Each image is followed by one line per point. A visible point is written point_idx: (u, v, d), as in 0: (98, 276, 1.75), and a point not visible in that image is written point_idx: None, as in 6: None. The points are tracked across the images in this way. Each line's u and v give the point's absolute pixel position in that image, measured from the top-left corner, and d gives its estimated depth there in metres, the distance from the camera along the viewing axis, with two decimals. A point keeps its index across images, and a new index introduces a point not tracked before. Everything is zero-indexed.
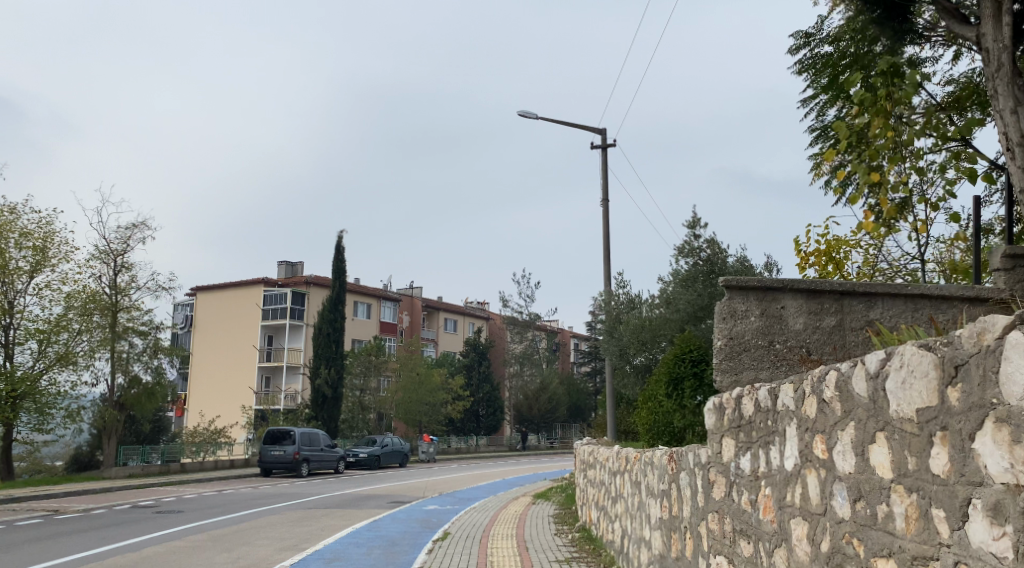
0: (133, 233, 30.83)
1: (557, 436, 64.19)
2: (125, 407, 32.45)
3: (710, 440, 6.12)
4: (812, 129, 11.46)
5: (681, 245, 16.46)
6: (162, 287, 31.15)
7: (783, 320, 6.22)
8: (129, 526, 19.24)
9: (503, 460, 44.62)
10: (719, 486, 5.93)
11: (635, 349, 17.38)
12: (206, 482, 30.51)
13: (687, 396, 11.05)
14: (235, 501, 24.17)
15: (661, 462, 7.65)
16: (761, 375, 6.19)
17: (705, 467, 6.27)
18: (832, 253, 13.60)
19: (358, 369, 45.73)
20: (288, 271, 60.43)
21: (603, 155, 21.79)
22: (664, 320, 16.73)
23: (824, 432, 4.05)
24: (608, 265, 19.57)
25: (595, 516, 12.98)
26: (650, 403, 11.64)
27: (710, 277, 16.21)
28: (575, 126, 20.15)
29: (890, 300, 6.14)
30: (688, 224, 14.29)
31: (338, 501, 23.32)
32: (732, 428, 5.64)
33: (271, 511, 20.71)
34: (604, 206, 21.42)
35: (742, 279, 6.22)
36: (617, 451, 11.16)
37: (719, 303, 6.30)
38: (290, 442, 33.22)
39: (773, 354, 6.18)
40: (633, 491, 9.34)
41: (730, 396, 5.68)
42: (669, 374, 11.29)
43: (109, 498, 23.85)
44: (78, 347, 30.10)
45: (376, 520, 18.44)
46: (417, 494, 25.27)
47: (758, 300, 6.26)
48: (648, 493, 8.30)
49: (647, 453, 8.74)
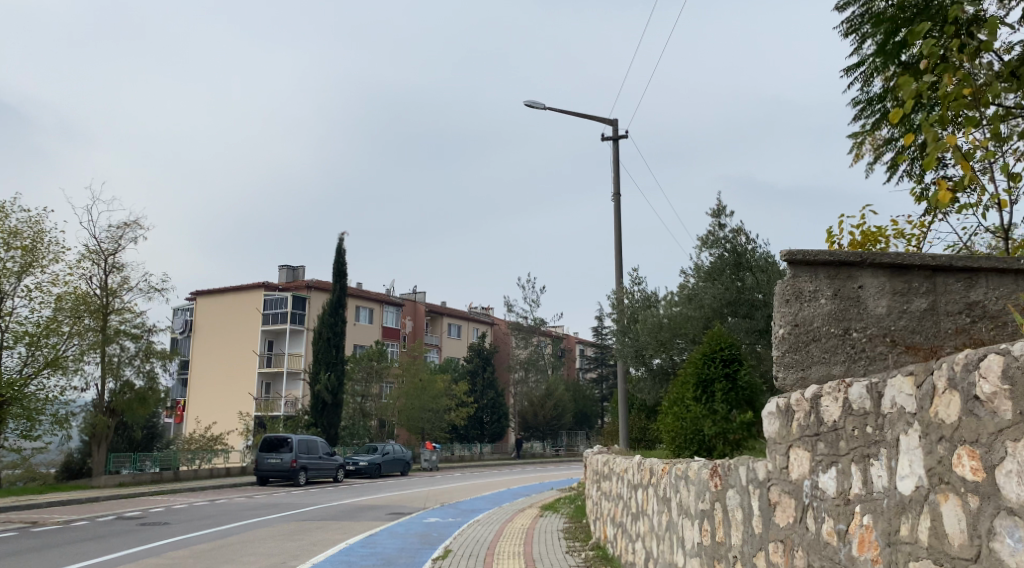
0: (124, 231, 29.73)
1: (563, 444, 62.44)
2: (116, 413, 31.24)
3: (772, 453, 4.93)
4: (856, 102, 10.33)
5: (704, 236, 15.29)
6: (156, 289, 30.11)
7: (861, 302, 5.02)
8: (110, 539, 18.02)
9: (509, 468, 43.37)
10: (785, 509, 4.74)
11: (653, 349, 16.03)
12: (199, 491, 29.29)
13: (719, 402, 9.83)
14: (227, 512, 22.89)
15: (701, 477, 6.45)
16: (834, 372, 4.99)
17: (762, 484, 5.10)
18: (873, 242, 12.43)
19: (360, 375, 44.32)
20: (289, 275, 59.18)
21: (615, 147, 20.59)
22: (686, 318, 15.43)
23: (976, 446, 2.87)
24: (620, 263, 18.32)
25: (610, 534, 11.80)
26: (673, 409, 10.37)
27: (738, 269, 15.04)
28: (584, 116, 19.04)
29: (996, 277, 4.91)
30: (712, 212, 13.01)
31: (335, 512, 22.07)
32: (807, 438, 4.44)
33: (263, 523, 19.48)
34: (615, 200, 20.32)
35: (809, 251, 5.05)
36: (638, 463, 9.96)
37: (779, 283, 5.13)
38: (287, 450, 32.03)
39: (850, 345, 4.99)
40: (660, 510, 8.19)
41: (802, 397, 4.54)
42: (697, 375, 10.10)
43: (94, 509, 22.63)
44: (68, 351, 28.96)
45: (371, 535, 17.16)
46: (418, 505, 24.01)
47: (829, 278, 5.08)
48: (682, 511, 7.10)
49: (678, 465, 7.55)
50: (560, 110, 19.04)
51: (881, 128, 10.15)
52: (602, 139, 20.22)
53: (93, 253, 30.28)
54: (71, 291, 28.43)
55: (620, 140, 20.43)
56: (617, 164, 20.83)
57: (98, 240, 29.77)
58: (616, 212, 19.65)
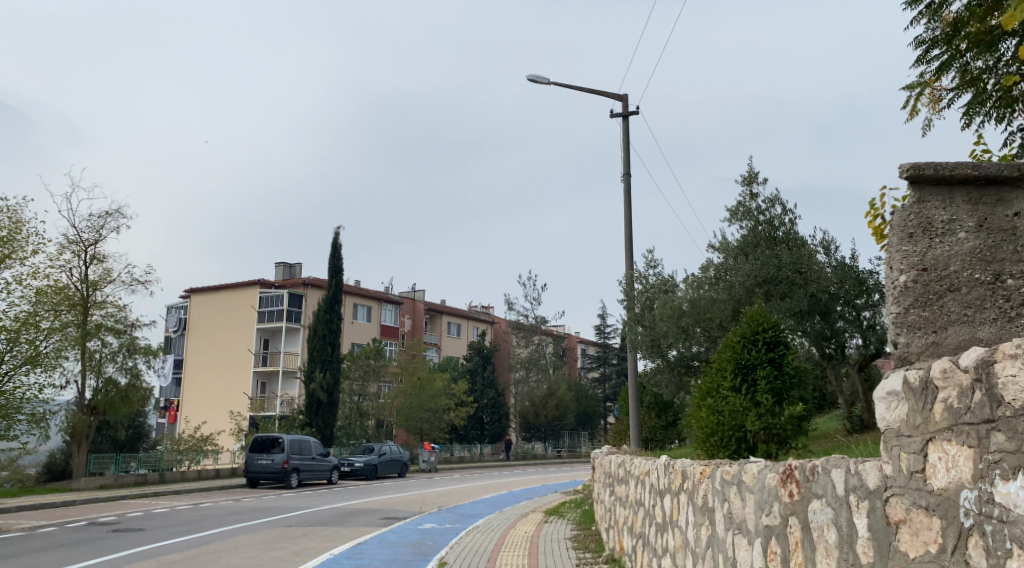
0: (106, 221, 28.18)
1: (564, 444, 60.73)
2: (98, 412, 29.64)
3: (889, 449, 3.45)
4: (918, 43, 8.96)
5: (735, 207, 13.93)
6: (140, 282, 28.70)
7: (1018, 235, 3.59)
8: (77, 547, 16.50)
9: (509, 470, 41.79)
10: (918, 529, 3.26)
11: (673, 337, 14.59)
12: (185, 494, 27.82)
13: (762, 392, 8.39)
14: (210, 517, 21.35)
15: (766, 480, 4.98)
16: (979, 334, 3.48)
17: (874, 496, 3.60)
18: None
19: (356, 374, 42.67)
20: (285, 271, 57.60)
21: (625, 124, 19.09)
22: (711, 301, 13.93)
23: None
24: (631, 245, 16.85)
25: (627, 543, 10.43)
26: (705, 401, 8.88)
27: (774, 244, 13.62)
28: (593, 90, 17.66)
29: None
30: (743, 180, 11.52)
31: (324, 517, 20.60)
32: (970, 427, 2.96)
33: (244, 530, 17.96)
34: (626, 181, 18.95)
35: (942, 165, 3.60)
36: (663, 464, 8.53)
37: (900, 209, 3.66)
38: (279, 451, 30.50)
39: (1002, 297, 3.51)
40: (696, 522, 6.78)
41: (951, 366, 3.09)
42: (734, 361, 8.61)
43: (66, 514, 21.14)
44: (46, 347, 27.35)
45: (359, 543, 15.60)
46: (413, 509, 22.53)
47: (970, 204, 3.62)
48: (732, 524, 5.67)
49: (724, 467, 6.13)
50: (565, 84, 17.68)
51: (947, 73, 8.87)
52: (612, 115, 18.69)
53: (72, 243, 28.81)
54: (49, 283, 26.96)
55: (630, 116, 18.93)
56: (627, 142, 19.35)
57: (79, 229, 28.25)
58: (625, 193, 18.20)
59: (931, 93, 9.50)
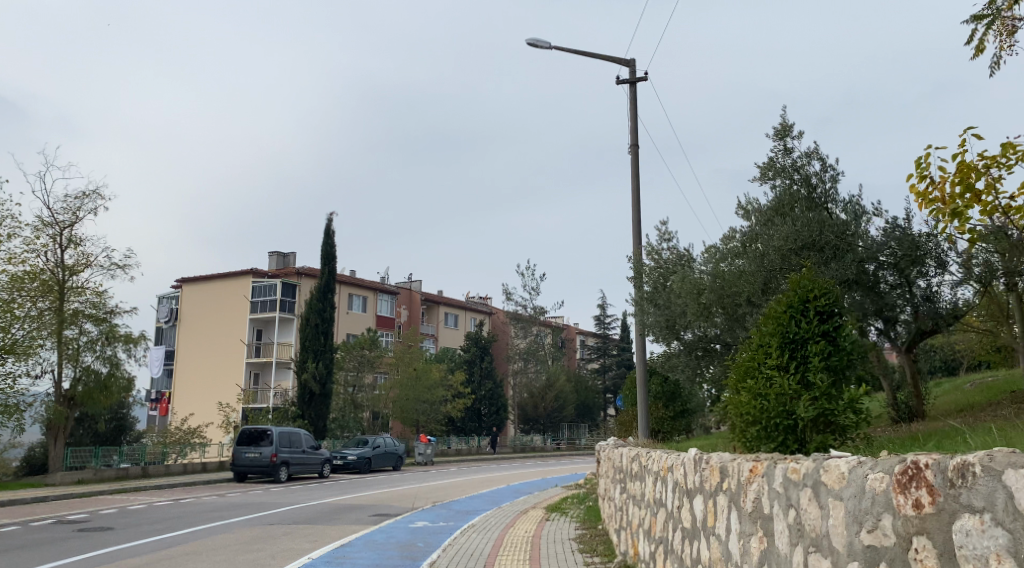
0: (83, 202, 26.64)
1: (562, 437, 59.66)
2: (76, 403, 28.18)
3: None
4: None
5: (769, 164, 12.61)
6: (119, 266, 27.15)
7: None
8: (35, 549, 14.99)
9: (507, 463, 40.40)
10: None
11: (693, 316, 13.22)
12: (167, 490, 26.34)
13: (814, 371, 7.34)
14: (188, 514, 19.91)
15: (864, 481, 3.60)
16: None
17: None
18: (971, 178, 10.13)
19: (350, 364, 41.23)
20: (278, 261, 56.01)
21: (632, 91, 17.63)
22: (737, 274, 12.52)
23: None
24: (638, 217, 15.45)
25: (643, 548, 9.11)
26: (745, 386, 7.75)
27: (811, 206, 12.44)
28: (599, 54, 16.25)
29: None
30: (776, 133, 10.09)
31: (309, 514, 19.16)
32: None
33: (221, 529, 16.49)
34: (633, 151, 17.53)
35: None
36: (690, 457, 7.26)
37: None
38: (267, 443, 28.99)
39: None
40: (744, 534, 5.35)
41: None
42: (781, 335, 7.56)
43: (34, 512, 19.68)
44: (19, 335, 25.88)
45: (343, 544, 14.15)
46: (406, 505, 21.12)
47: None
48: (801, 535, 4.33)
49: (785, 463, 4.74)
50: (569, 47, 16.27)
51: None
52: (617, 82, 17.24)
53: (48, 226, 27.28)
54: (21, 267, 25.50)
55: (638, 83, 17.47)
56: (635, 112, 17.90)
57: (53, 210, 26.77)
58: (633, 163, 16.87)
59: (1004, 22, 8.11)
